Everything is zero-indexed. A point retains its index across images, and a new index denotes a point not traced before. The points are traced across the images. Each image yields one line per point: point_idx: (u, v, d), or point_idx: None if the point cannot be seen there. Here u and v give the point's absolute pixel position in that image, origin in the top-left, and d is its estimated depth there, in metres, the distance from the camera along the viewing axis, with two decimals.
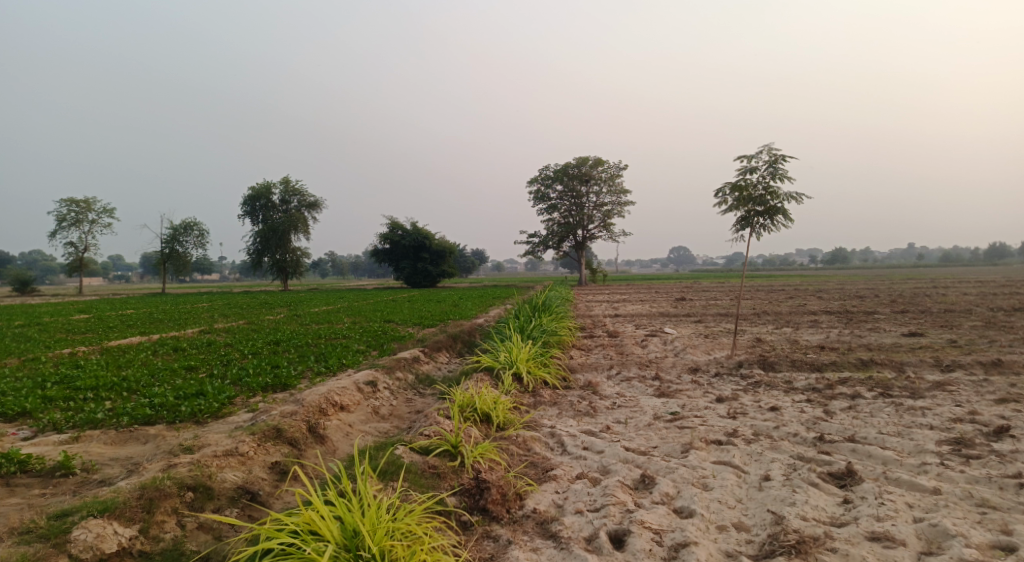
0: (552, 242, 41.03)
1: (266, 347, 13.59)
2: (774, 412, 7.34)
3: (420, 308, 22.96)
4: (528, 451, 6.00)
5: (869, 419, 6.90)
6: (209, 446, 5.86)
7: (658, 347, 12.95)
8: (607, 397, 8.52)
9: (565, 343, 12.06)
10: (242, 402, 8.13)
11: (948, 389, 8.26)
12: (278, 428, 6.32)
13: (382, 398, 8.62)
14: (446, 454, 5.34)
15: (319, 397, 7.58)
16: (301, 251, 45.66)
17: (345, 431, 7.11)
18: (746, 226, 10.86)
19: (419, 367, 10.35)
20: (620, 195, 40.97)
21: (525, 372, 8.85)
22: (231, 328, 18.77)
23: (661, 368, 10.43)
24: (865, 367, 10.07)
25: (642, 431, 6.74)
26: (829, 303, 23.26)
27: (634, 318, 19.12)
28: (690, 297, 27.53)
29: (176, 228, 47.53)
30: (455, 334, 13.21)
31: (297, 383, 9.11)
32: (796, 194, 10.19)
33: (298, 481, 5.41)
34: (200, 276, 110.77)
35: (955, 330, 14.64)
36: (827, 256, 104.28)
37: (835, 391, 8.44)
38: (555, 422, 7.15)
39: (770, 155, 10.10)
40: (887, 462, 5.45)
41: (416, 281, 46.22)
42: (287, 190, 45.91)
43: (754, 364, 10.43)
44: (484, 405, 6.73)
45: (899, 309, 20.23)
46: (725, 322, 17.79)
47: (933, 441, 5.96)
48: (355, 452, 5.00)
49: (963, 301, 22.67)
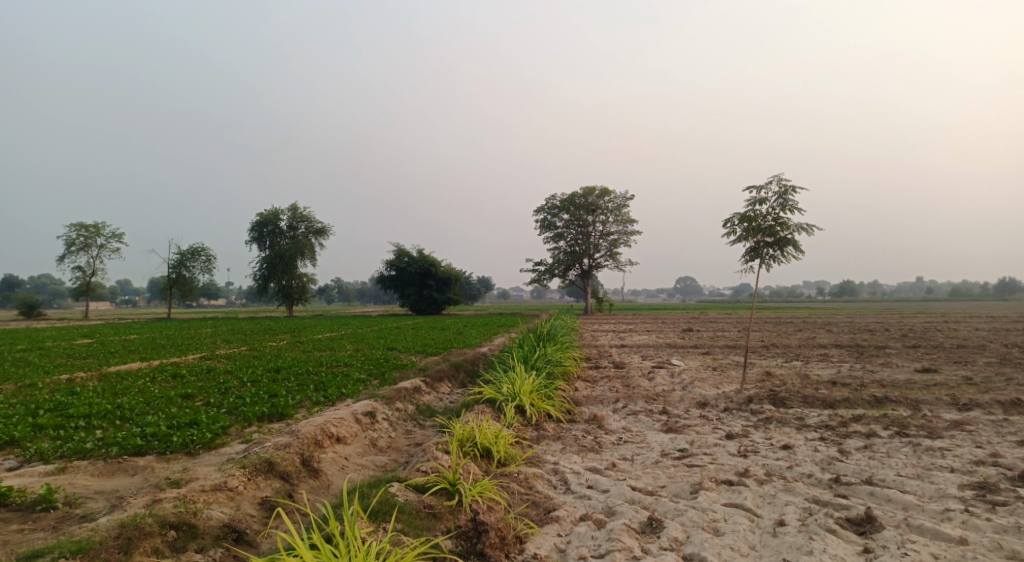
0: (558, 271, 40.89)
1: (267, 375, 13.38)
2: (787, 450, 7.07)
3: (424, 336, 22.77)
4: (530, 489, 5.76)
5: (886, 460, 6.61)
6: (197, 480, 5.67)
7: (666, 380, 12.66)
8: (612, 431, 8.25)
9: (570, 375, 11.81)
10: (237, 433, 7.92)
11: (968, 429, 7.94)
12: (270, 461, 6.12)
13: (381, 429, 8.39)
14: (443, 492, 5.11)
15: (315, 427, 7.36)
16: (307, 278, 45.68)
17: (340, 464, 6.88)
18: (755, 257, 10.67)
19: (420, 398, 10.11)
20: (627, 224, 40.93)
21: (528, 405, 8.61)
22: (233, 355, 18.61)
23: (669, 402, 10.15)
24: (880, 404, 9.76)
25: (649, 469, 6.47)
26: (838, 337, 22.90)
27: (640, 349, 18.84)
28: (697, 329, 27.21)
29: (184, 253, 47.75)
30: (458, 363, 12.99)
31: (294, 412, 8.90)
32: (806, 225, 10.03)
33: (287, 519, 5.20)
34: (207, 301, 110.98)
35: (971, 367, 14.28)
36: (835, 289, 103.71)
37: (850, 429, 8.14)
38: (558, 458, 6.90)
39: (780, 185, 9.97)
40: (908, 507, 5.17)
41: (421, 309, 46.04)
42: (295, 216, 46.21)
43: (765, 399, 10.14)
44: (485, 439, 6.50)
45: (911, 344, 19.84)
46: (734, 355, 17.48)
47: (955, 485, 5.67)
48: (347, 490, 4.78)
49: (976, 336, 22.30)
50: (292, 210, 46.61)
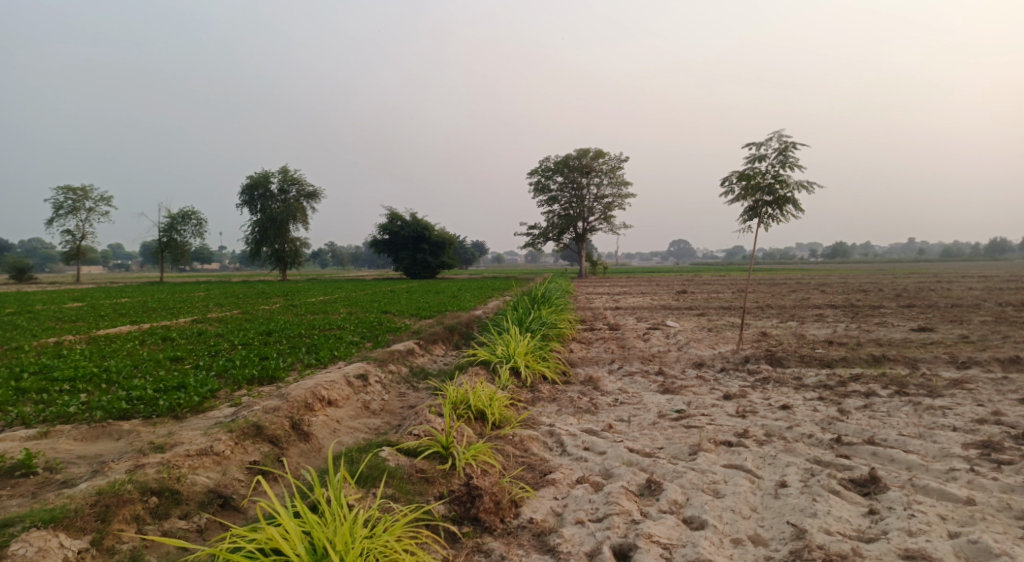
0: (552, 234, 40.55)
1: (257, 338, 13.18)
2: (786, 411, 6.95)
3: (418, 299, 22.59)
4: (525, 452, 5.61)
5: (887, 419, 6.50)
6: (182, 444, 5.49)
7: (661, 341, 12.53)
8: (608, 393, 8.12)
9: (565, 336, 11.66)
10: (225, 396, 7.75)
11: (968, 387, 7.84)
12: (258, 425, 5.95)
13: (373, 392, 8.23)
14: (436, 456, 4.94)
15: (305, 390, 7.19)
16: (299, 241, 45.20)
17: (331, 428, 6.73)
18: (754, 216, 10.43)
19: (413, 360, 9.95)
20: (621, 186, 40.42)
21: (523, 367, 8.45)
22: (224, 318, 18.37)
23: (665, 363, 10.04)
24: (878, 363, 9.65)
25: (647, 431, 6.34)
26: (833, 298, 22.85)
27: (635, 311, 18.72)
28: (692, 290, 27.13)
29: (174, 216, 47.05)
30: (452, 326, 12.82)
31: (285, 375, 8.73)
32: (807, 183, 9.76)
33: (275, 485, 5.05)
34: (199, 266, 110.31)
35: (966, 326, 14.22)
36: (828, 251, 103.91)
37: (848, 388, 8.04)
38: (554, 420, 6.75)
39: (781, 141, 9.66)
40: (912, 468, 5.05)
41: (415, 272, 45.76)
42: (286, 179, 45.43)
43: (762, 360, 10.02)
44: (479, 402, 6.34)
45: (906, 304, 19.79)
46: (729, 316, 17.37)
47: (959, 444, 5.56)
48: (337, 456, 4.62)
49: (971, 296, 22.29)
50: (283, 173, 45.79)
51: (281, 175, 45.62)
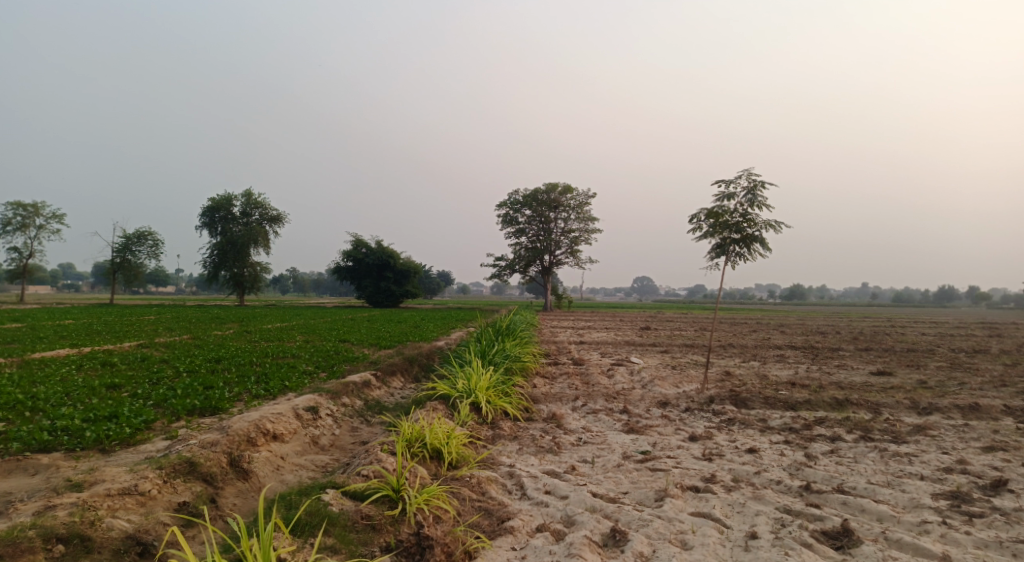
0: (518, 267, 40.44)
1: (205, 365, 12.50)
2: (752, 454, 6.77)
3: (379, 329, 22.03)
4: (482, 496, 5.26)
5: (855, 466, 6.37)
6: (103, 482, 4.97)
7: (625, 378, 12.33)
8: (572, 431, 7.82)
9: (529, 371, 11.36)
10: (162, 428, 7.18)
11: (931, 434, 7.82)
12: (192, 461, 5.46)
13: (324, 426, 7.76)
14: (384, 501, 4.56)
15: (248, 423, 6.70)
16: (260, 266, 44.08)
17: (274, 465, 6.25)
18: (722, 254, 10.42)
19: (369, 393, 9.50)
20: (588, 222, 40.76)
21: (484, 402, 8.11)
22: (172, 343, 17.50)
23: (629, 401, 9.82)
24: (841, 406, 9.62)
25: (610, 473, 6.05)
26: (793, 339, 23.12)
27: (599, 347, 18.56)
28: (655, 327, 27.24)
29: (129, 235, 45.51)
30: (412, 357, 12.40)
31: (229, 407, 8.18)
32: (774, 222, 9.81)
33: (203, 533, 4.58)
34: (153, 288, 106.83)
35: (923, 371, 14.43)
36: (786, 293, 106.56)
37: (814, 432, 7.94)
38: (514, 461, 6.41)
39: (750, 181, 9.73)
40: (883, 519, 4.90)
41: (378, 301, 44.98)
42: (249, 202, 44.52)
43: (726, 400, 9.89)
44: (435, 439, 5.97)
45: (864, 347, 20.13)
46: (693, 354, 17.34)
47: (928, 494, 5.45)
48: (273, 500, 4.20)
49: (924, 341, 22.86)
50: (246, 196, 44.87)
51: (245, 198, 44.70)
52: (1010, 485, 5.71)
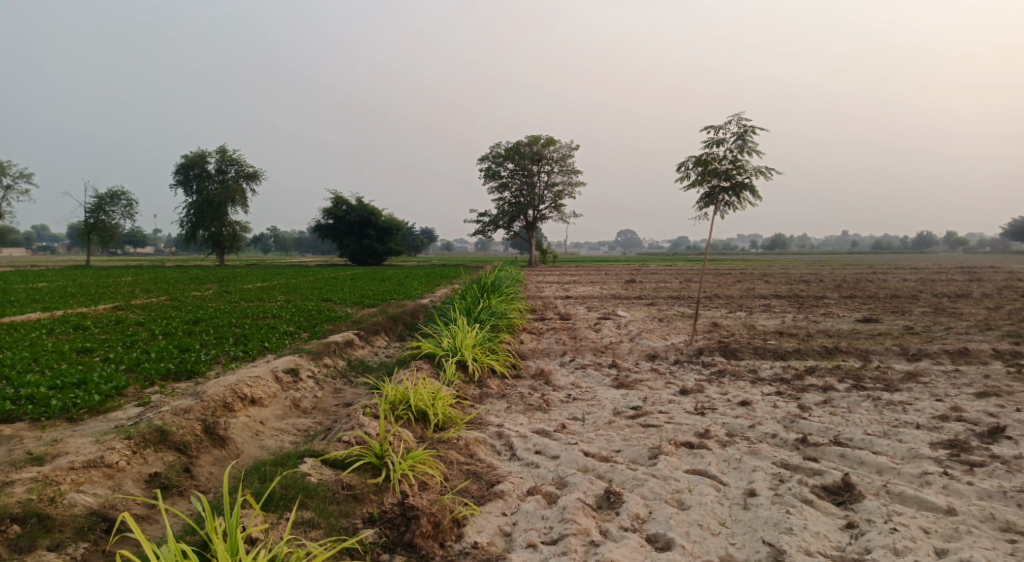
0: (503, 222, 39.92)
1: (182, 328, 12.09)
2: (745, 407, 6.63)
3: (362, 286, 21.63)
4: (470, 459, 5.05)
5: (849, 416, 6.28)
6: (66, 454, 4.65)
7: (613, 331, 12.17)
8: (560, 388, 7.64)
9: (515, 327, 11.14)
10: (134, 394, 6.85)
11: (922, 381, 7.79)
12: (163, 430, 5.16)
13: (305, 389, 7.49)
14: (367, 469, 4.32)
15: (224, 388, 6.40)
16: (238, 225, 43.10)
17: (253, 431, 5.99)
18: (711, 203, 10.13)
19: (352, 353, 9.22)
20: (572, 175, 40.15)
21: (470, 360, 7.89)
22: (149, 305, 17.00)
23: (618, 355, 9.65)
24: (831, 355, 9.56)
25: (601, 431, 5.87)
26: (778, 287, 23.17)
27: (586, 300, 18.41)
28: (640, 279, 27.17)
29: (101, 195, 44.13)
30: (395, 315, 12.11)
31: (205, 370, 7.86)
32: (765, 169, 9.51)
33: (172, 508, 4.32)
34: (131, 250, 104.91)
35: (908, 317, 14.48)
36: (769, 243, 107.37)
37: (805, 382, 7.85)
38: (502, 420, 6.19)
39: (740, 126, 9.38)
40: (882, 471, 4.81)
41: (361, 259, 44.37)
42: (224, 159, 43.18)
43: (716, 352, 9.77)
44: (420, 401, 5.74)
45: (848, 294, 20.21)
46: (679, 306, 17.25)
47: (926, 444, 5.37)
48: (244, 473, 3.94)
49: (906, 287, 23.06)
50: (220, 153, 43.48)
51: (219, 155, 43.29)
52: (1008, 432, 5.66)
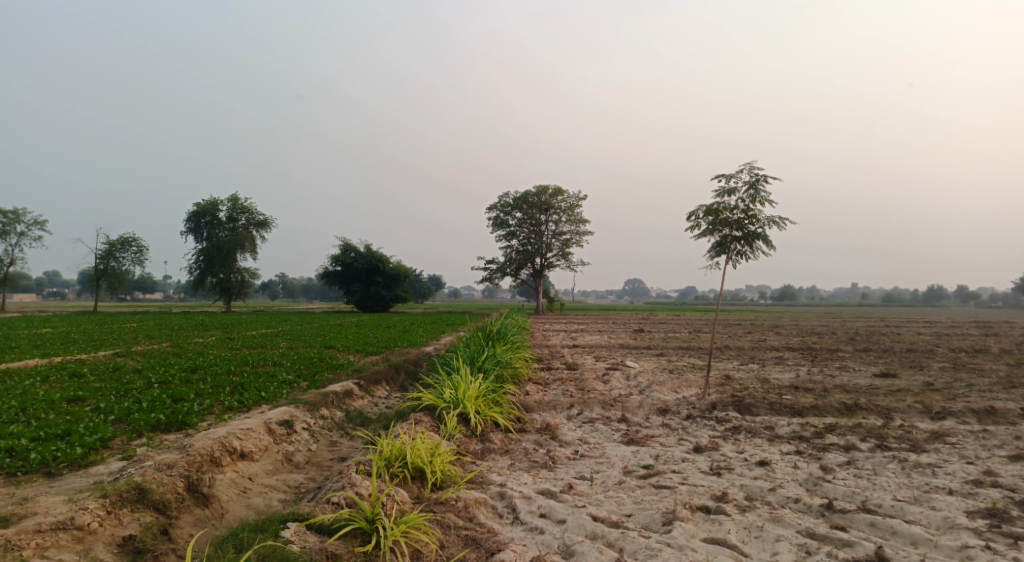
0: (510, 270, 39.87)
1: (179, 375, 11.81)
2: (764, 467, 6.25)
3: (366, 334, 21.38)
4: (469, 522, 4.69)
5: (876, 479, 5.88)
6: (35, 514, 4.36)
7: (621, 383, 11.80)
8: (567, 443, 7.27)
9: (521, 377, 10.80)
10: (119, 447, 6.55)
11: (950, 441, 7.36)
12: (142, 487, 4.85)
13: (299, 441, 7.17)
14: (356, 535, 4.03)
15: (212, 441, 6.11)
16: (246, 272, 43.24)
17: (240, 488, 5.67)
18: (722, 252, 9.92)
19: (351, 404, 8.90)
20: (580, 224, 40.29)
21: (473, 413, 7.55)
22: (150, 352, 16.76)
23: (627, 409, 9.27)
24: (851, 412, 9.13)
25: (611, 492, 5.48)
26: (789, 340, 22.70)
27: (593, 350, 18.03)
28: (649, 329, 26.76)
29: (113, 241, 44.54)
30: (398, 364, 11.80)
31: (197, 421, 7.56)
32: (778, 219, 9.34)
33: None
34: (140, 295, 105.50)
35: (927, 372, 14.02)
36: (777, 294, 106.76)
37: (825, 441, 7.44)
38: (505, 478, 5.83)
39: (751, 175, 9.26)
40: (918, 543, 4.41)
41: (367, 306, 44.25)
42: (235, 206, 43.70)
43: (730, 406, 9.37)
44: (417, 458, 5.42)
45: (862, 348, 19.72)
46: (690, 357, 16.82)
47: (962, 512, 4.98)
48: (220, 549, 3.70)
49: (921, 341, 22.54)
50: (232, 201, 44.03)
51: (230, 203, 43.84)
52: None
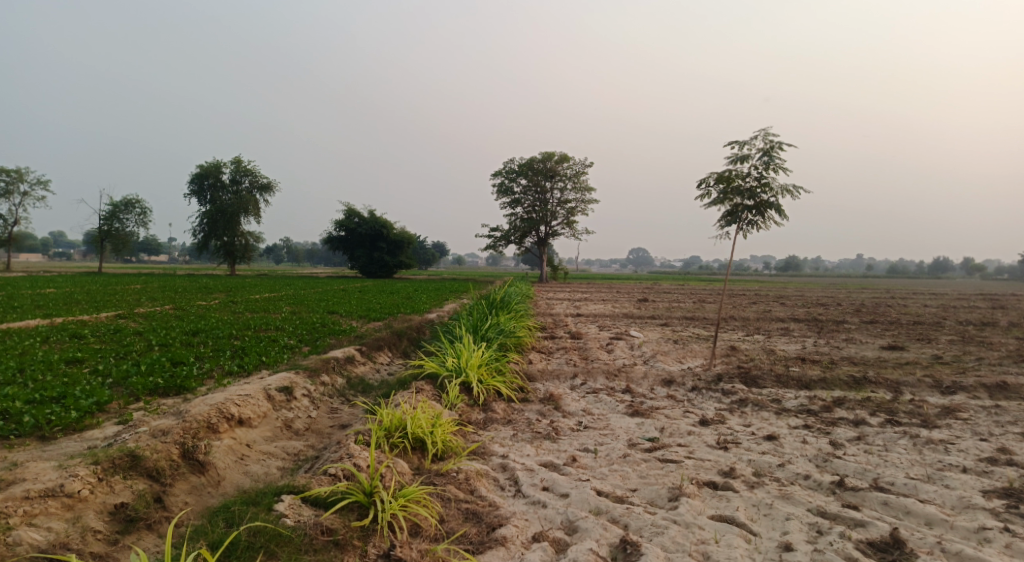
0: (514, 238, 39.59)
1: (180, 338, 11.70)
2: (772, 441, 6.11)
3: (369, 299, 21.26)
4: (470, 495, 4.57)
5: (888, 455, 5.75)
6: (23, 481, 4.26)
7: (625, 353, 11.67)
8: (571, 414, 7.14)
9: (524, 346, 10.66)
10: (115, 412, 6.44)
11: (962, 417, 7.20)
12: (135, 454, 4.75)
13: (299, 408, 7.05)
14: (353, 508, 3.92)
15: (209, 407, 5.99)
16: (250, 236, 43.03)
17: (237, 454, 5.55)
18: (733, 222, 9.65)
19: (352, 370, 8.77)
20: (585, 192, 39.79)
21: (475, 382, 7.41)
22: (152, 314, 16.69)
23: (631, 379, 9.14)
24: (859, 385, 8.98)
25: (616, 466, 5.35)
26: (794, 311, 22.50)
27: (597, 319, 17.90)
28: (652, 298, 26.57)
29: (116, 202, 44.25)
30: (400, 330, 11.67)
31: (196, 386, 7.45)
32: (792, 187, 9.04)
33: (129, 549, 4.00)
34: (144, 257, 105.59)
35: (935, 345, 13.84)
36: (782, 264, 106.26)
37: (834, 415, 7.29)
38: (507, 449, 5.70)
39: (765, 142, 8.93)
40: (934, 524, 4.27)
41: (371, 271, 44.13)
42: (238, 169, 43.24)
43: (736, 378, 9.23)
44: (418, 428, 5.28)
45: (868, 320, 19.54)
46: (694, 327, 16.66)
47: (978, 491, 4.84)
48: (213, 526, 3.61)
49: (928, 313, 22.33)
50: (235, 163, 43.55)
51: (234, 165, 43.35)
52: None
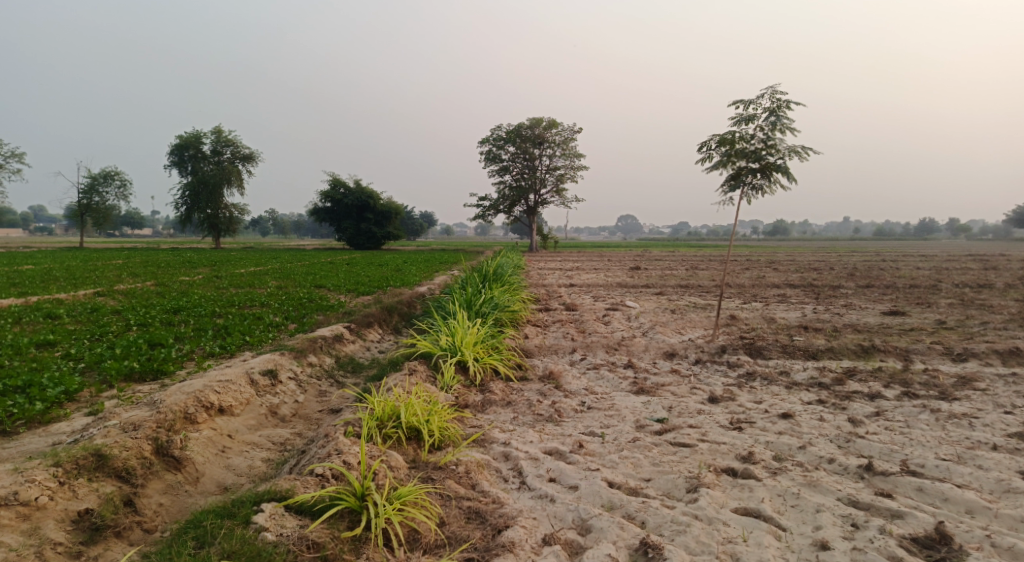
0: (503, 207, 38.94)
1: (160, 317, 11.16)
2: (788, 420, 5.76)
3: (357, 272, 20.71)
4: (472, 490, 4.20)
5: (912, 432, 5.44)
6: None
7: (623, 324, 11.31)
8: (573, 393, 6.77)
9: (519, 320, 10.25)
10: (85, 402, 5.97)
11: (979, 387, 6.91)
12: (102, 453, 4.31)
13: (285, 393, 6.61)
14: (343, 516, 3.57)
15: (186, 395, 5.54)
16: (233, 208, 42.02)
17: (218, 447, 5.13)
18: (737, 186, 9.20)
19: (340, 349, 8.34)
20: (575, 158, 39.08)
21: (471, 361, 7.01)
22: (132, 291, 16.08)
23: (632, 353, 8.78)
24: (867, 354, 8.68)
25: (627, 452, 4.99)
26: (789, 276, 22.19)
27: (591, 289, 17.50)
28: (645, 266, 26.27)
29: (95, 175, 42.95)
30: (390, 305, 11.21)
31: (174, 371, 6.98)
32: (800, 148, 8.58)
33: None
34: (126, 230, 103.78)
35: (936, 309, 13.60)
36: (769, 229, 106.39)
37: (847, 388, 6.97)
38: (509, 435, 5.32)
39: (772, 100, 8.43)
40: (975, 513, 3.96)
41: (359, 243, 43.39)
42: (219, 139, 42.01)
43: (740, 350, 8.90)
44: (413, 417, 4.87)
45: (864, 284, 19.29)
46: (691, 295, 16.33)
47: (1015, 472, 4.54)
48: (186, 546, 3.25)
49: (921, 275, 22.16)
50: (216, 133, 42.28)
51: (214, 135, 42.10)
52: None
